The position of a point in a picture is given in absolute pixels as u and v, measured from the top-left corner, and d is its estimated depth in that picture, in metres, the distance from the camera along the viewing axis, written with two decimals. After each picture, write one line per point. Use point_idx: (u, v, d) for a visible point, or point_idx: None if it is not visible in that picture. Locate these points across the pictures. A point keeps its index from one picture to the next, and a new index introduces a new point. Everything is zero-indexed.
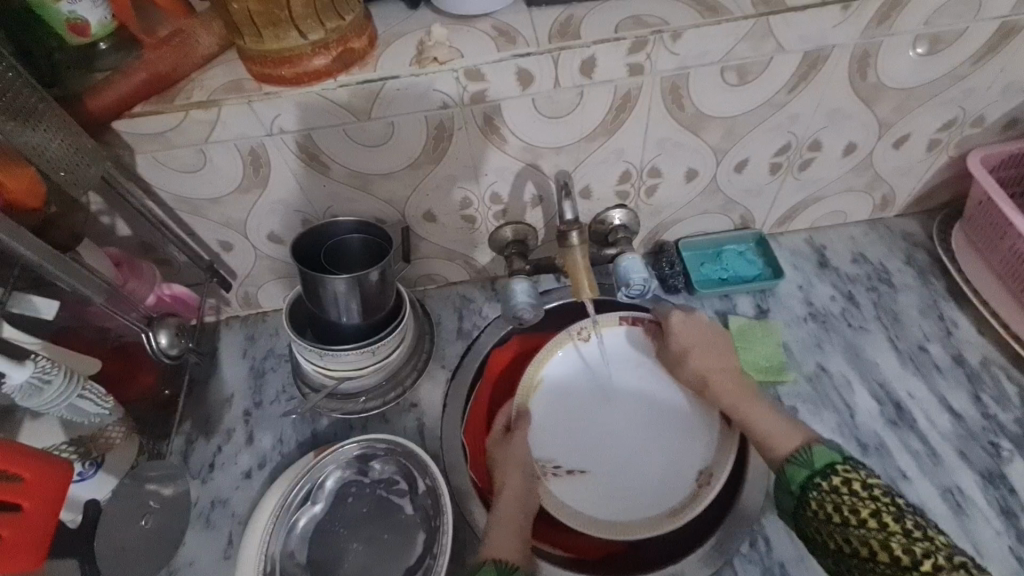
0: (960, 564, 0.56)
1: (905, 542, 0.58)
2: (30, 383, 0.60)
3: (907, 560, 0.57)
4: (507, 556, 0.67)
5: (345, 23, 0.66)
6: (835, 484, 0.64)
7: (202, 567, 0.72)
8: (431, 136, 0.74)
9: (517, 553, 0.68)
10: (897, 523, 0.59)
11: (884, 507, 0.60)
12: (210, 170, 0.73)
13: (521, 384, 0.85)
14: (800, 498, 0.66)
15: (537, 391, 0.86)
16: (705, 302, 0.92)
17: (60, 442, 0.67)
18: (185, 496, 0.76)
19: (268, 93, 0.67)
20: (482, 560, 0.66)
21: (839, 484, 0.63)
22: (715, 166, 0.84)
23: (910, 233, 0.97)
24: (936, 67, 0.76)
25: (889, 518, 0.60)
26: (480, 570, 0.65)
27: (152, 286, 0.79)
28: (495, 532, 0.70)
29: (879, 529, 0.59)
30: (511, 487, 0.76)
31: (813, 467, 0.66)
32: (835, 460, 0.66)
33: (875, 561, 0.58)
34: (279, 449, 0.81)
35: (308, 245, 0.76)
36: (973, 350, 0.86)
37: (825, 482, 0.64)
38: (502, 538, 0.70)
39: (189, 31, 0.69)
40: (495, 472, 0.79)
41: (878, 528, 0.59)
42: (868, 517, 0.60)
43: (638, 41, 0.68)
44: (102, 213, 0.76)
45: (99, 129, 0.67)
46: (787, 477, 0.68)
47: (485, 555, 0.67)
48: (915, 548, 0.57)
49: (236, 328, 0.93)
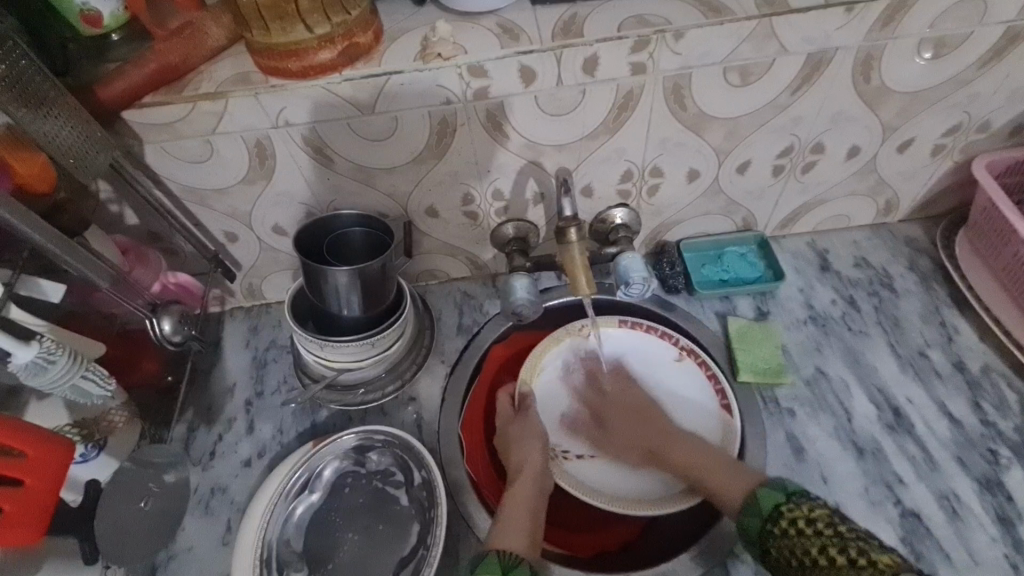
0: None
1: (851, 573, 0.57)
2: (35, 362, 0.62)
3: None
4: (512, 546, 0.67)
5: (350, 18, 0.67)
6: (785, 528, 0.62)
7: (199, 553, 0.73)
8: (434, 132, 0.74)
9: (524, 544, 0.68)
10: (842, 554, 0.58)
11: (828, 541, 0.59)
12: (216, 162, 0.75)
13: (523, 368, 0.87)
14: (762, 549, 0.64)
15: (539, 374, 0.88)
16: (705, 304, 0.92)
17: (65, 424, 0.70)
18: (186, 483, 0.78)
19: (274, 86, 0.68)
20: (488, 549, 0.67)
21: (788, 526, 0.62)
22: (717, 167, 0.84)
23: (913, 239, 0.97)
24: (939, 73, 0.77)
25: (835, 551, 0.58)
26: (483, 560, 0.65)
27: (157, 274, 0.80)
28: (502, 524, 0.70)
29: (828, 566, 0.58)
30: (524, 470, 0.76)
31: (762, 515, 0.65)
32: (780, 500, 0.65)
33: None
34: (279, 439, 0.82)
35: (312, 235, 0.77)
36: (973, 357, 0.85)
37: (776, 528, 0.63)
38: (508, 526, 0.70)
39: (198, 24, 0.70)
40: (511, 447, 0.80)
41: (828, 565, 0.58)
42: (818, 555, 0.59)
43: (641, 40, 0.68)
44: (111, 202, 0.77)
45: (108, 119, 0.68)
46: (748, 531, 0.66)
47: (491, 544, 0.68)
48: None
49: (240, 318, 0.94)
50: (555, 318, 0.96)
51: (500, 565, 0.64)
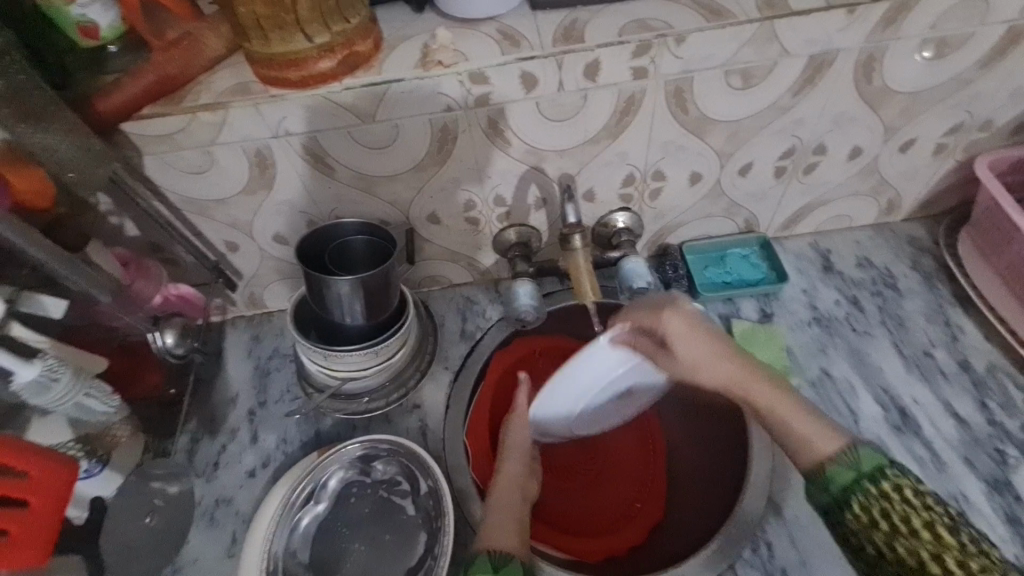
0: None
1: (960, 558, 0.50)
2: (38, 380, 0.63)
3: None
4: (503, 546, 0.64)
5: (350, 26, 0.66)
6: (886, 491, 0.54)
7: (205, 565, 0.73)
8: (436, 138, 0.74)
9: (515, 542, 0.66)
10: (953, 536, 0.51)
11: (940, 520, 0.52)
12: (216, 172, 0.74)
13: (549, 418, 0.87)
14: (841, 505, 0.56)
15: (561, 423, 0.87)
16: (709, 307, 0.92)
17: (67, 440, 0.68)
18: (190, 495, 0.77)
19: (274, 96, 0.68)
20: (480, 549, 0.64)
21: (891, 491, 0.54)
22: (719, 170, 0.84)
23: (916, 238, 0.97)
24: (941, 73, 0.76)
25: (945, 530, 0.51)
26: (474, 560, 0.62)
27: (160, 286, 0.79)
28: (492, 522, 0.69)
29: (933, 541, 0.51)
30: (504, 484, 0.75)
31: (858, 471, 0.56)
32: (882, 464, 0.56)
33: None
34: (283, 449, 0.81)
35: (313, 246, 0.77)
36: (979, 357, 0.85)
37: (873, 488, 0.55)
38: (498, 529, 0.67)
39: (196, 35, 0.69)
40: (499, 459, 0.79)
41: (932, 540, 0.51)
42: (922, 528, 0.52)
43: (643, 44, 0.68)
44: (111, 214, 0.77)
45: (108, 132, 0.68)
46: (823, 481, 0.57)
47: (480, 545, 0.65)
48: (971, 565, 0.50)
49: (242, 327, 0.94)
50: (558, 322, 0.95)
51: (489, 563, 0.61)
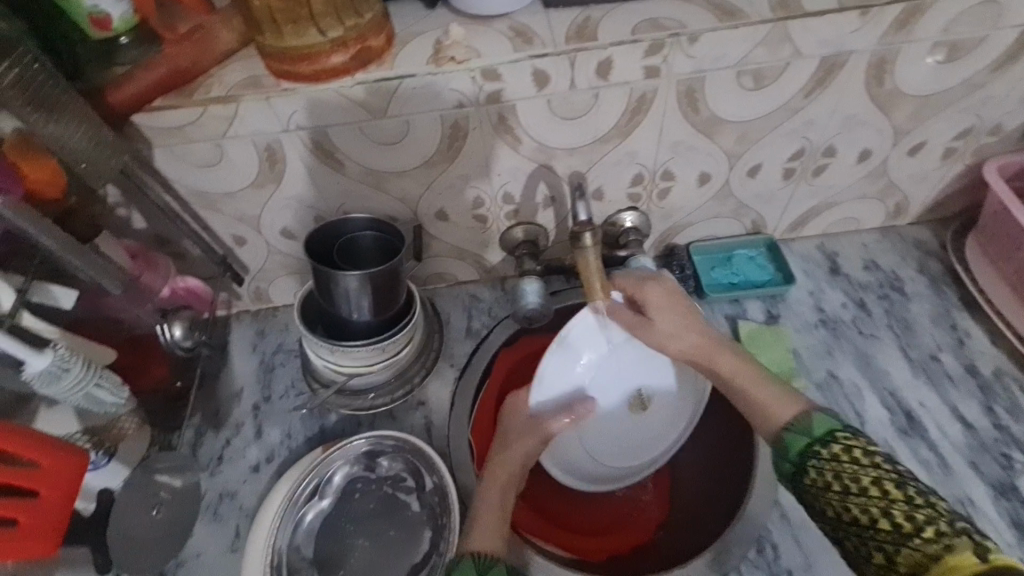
0: (964, 530, 0.51)
1: (907, 509, 0.54)
2: (50, 370, 0.62)
3: (909, 527, 0.53)
4: (486, 547, 0.64)
5: (363, 21, 0.67)
6: (836, 452, 0.59)
7: (209, 559, 0.73)
8: (446, 135, 0.74)
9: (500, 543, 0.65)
10: (899, 489, 0.55)
11: (884, 475, 0.56)
12: (225, 165, 0.74)
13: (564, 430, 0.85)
14: (800, 467, 0.62)
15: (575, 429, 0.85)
16: (715, 307, 0.92)
17: (75, 431, 0.69)
18: (195, 488, 0.77)
19: (285, 89, 0.68)
20: (461, 552, 0.64)
21: (841, 452, 0.59)
22: (728, 170, 0.84)
23: (923, 241, 0.97)
24: (953, 76, 0.76)
25: (890, 485, 0.56)
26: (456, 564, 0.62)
27: (168, 279, 0.79)
28: (477, 521, 0.67)
29: (880, 497, 0.56)
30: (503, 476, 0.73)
31: (812, 434, 0.62)
32: (835, 428, 0.62)
33: (876, 529, 0.55)
34: (288, 444, 0.81)
35: (322, 240, 0.76)
36: (985, 361, 0.85)
37: (825, 450, 0.60)
38: (485, 528, 0.67)
39: (209, 28, 0.69)
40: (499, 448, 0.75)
41: (879, 496, 0.56)
42: (870, 485, 0.56)
43: (656, 43, 0.68)
44: (119, 206, 0.76)
45: (120, 123, 0.68)
46: (786, 446, 0.63)
47: (463, 547, 0.65)
48: (917, 515, 0.53)
49: (247, 322, 0.93)
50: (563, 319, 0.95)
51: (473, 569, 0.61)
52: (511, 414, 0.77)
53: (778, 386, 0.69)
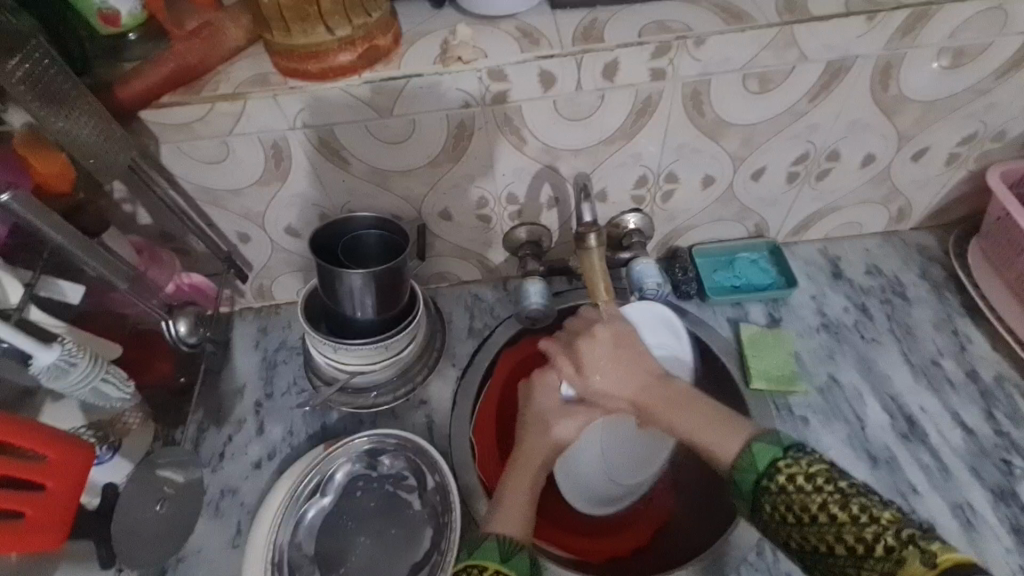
0: (912, 538, 0.53)
1: (857, 530, 0.55)
2: (58, 364, 0.62)
3: (863, 549, 0.54)
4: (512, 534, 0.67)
5: (371, 20, 0.67)
6: (782, 483, 0.59)
7: (209, 555, 0.73)
8: (452, 135, 0.74)
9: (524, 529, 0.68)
10: (845, 511, 0.56)
11: (830, 497, 0.57)
12: (231, 162, 0.74)
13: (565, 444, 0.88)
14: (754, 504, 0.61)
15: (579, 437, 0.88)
16: (717, 310, 0.92)
17: (80, 426, 0.72)
18: (196, 484, 0.77)
19: (292, 87, 0.68)
20: (490, 534, 0.67)
21: (786, 482, 0.59)
22: (732, 173, 0.84)
23: (925, 247, 0.97)
24: (958, 82, 0.76)
25: (837, 508, 0.56)
26: (482, 545, 0.66)
27: (173, 274, 0.80)
28: (502, 509, 0.70)
29: (830, 521, 0.56)
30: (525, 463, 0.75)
31: (756, 470, 0.61)
32: (776, 456, 0.61)
33: (834, 554, 0.56)
34: (289, 442, 0.81)
35: (326, 239, 0.77)
36: (986, 367, 0.85)
37: (772, 484, 0.59)
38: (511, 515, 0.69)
39: (217, 25, 0.70)
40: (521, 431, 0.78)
41: (829, 520, 0.56)
42: (818, 511, 0.56)
43: (662, 46, 0.68)
44: (125, 201, 0.77)
45: (127, 118, 0.68)
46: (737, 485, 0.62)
47: (490, 530, 0.68)
48: (866, 534, 0.54)
49: (250, 319, 0.94)
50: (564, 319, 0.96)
51: (499, 552, 0.64)
52: (530, 403, 0.79)
53: (720, 426, 0.69)
